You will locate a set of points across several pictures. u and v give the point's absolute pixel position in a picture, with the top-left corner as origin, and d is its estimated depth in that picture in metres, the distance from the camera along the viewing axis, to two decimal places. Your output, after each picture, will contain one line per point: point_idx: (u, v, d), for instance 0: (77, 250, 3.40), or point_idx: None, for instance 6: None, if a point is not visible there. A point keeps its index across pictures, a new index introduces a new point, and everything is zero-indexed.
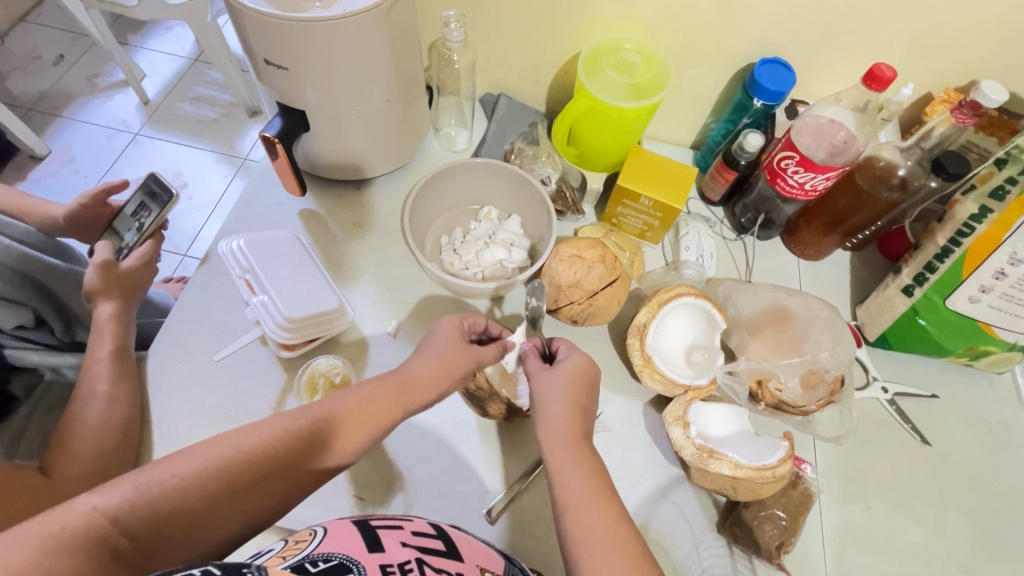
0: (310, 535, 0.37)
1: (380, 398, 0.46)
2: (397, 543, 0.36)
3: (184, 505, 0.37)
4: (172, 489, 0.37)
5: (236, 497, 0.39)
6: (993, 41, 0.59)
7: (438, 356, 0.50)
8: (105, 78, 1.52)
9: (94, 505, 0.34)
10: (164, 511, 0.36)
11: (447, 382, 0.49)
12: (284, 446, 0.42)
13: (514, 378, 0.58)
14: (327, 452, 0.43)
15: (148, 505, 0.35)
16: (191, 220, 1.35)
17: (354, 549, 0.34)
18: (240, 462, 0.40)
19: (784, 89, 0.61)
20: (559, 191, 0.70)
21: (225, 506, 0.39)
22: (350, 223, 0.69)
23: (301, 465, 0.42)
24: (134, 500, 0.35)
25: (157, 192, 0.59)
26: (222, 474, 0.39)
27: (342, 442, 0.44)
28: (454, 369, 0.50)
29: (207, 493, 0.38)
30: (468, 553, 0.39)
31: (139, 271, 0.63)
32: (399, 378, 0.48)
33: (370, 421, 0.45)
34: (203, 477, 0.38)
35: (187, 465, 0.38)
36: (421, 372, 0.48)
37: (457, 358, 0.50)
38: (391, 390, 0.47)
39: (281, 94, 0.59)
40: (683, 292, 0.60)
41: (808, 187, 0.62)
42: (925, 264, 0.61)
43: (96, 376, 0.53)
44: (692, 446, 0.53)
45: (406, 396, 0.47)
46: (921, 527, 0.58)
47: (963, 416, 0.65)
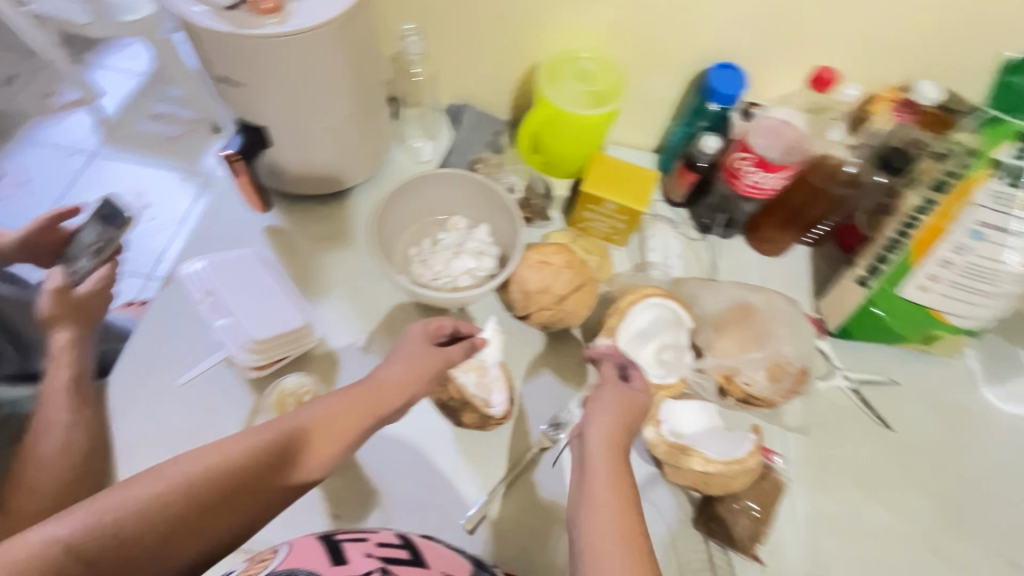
0: (274, 553, 0.37)
1: (349, 408, 0.46)
2: (361, 554, 0.36)
3: (148, 529, 0.36)
4: (136, 513, 0.36)
5: (203, 516, 0.38)
6: (927, 43, 0.62)
7: (406, 363, 0.50)
8: (58, 98, 1.47)
9: (54, 536, 0.33)
10: (128, 535, 0.35)
11: (415, 388, 0.49)
12: (252, 461, 0.41)
13: (490, 386, 0.57)
14: (298, 467, 0.43)
15: (111, 530, 0.34)
16: (156, 241, 1.32)
17: (318, 564, 0.34)
18: (206, 481, 0.39)
19: (736, 93, 0.64)
20: (525, 199, 0.72)
21: (190, 527, 0.38)
22: (317, 238, 0.69)
23: (272, 481, 0.41)
24: (91, 527, 0.34)
25: (112, 215, 0.59)
26: (188, 494, 0.38)
27: (314, 456, 0.44)
28: (421, 374, 0.50)
29: (172, 515, 0.37)
30: (436, 560, 0.39)
31: (96, 297, 0.59)
32: (366, 388, 0.47)
33: (341, 431, 0.45)
34: (169, 498, 0.37)
35: (150, 487, 0.37)
36: (388, 379, 0.48)
37: (425, 362, 0.50)
38: (359, 399, 0.46)
39: (240, 111, 0.58)
40: (650, 292, 0.62)
41: (763, 186, 0.64)
42: (878, 256, 0.63)
43: (54, 405, 0.52)
44: (664, 445, 0.54)
45: (375, 405, 0.47)
46: (886, 509, 0.60)
47: (922, 399, 0.67)
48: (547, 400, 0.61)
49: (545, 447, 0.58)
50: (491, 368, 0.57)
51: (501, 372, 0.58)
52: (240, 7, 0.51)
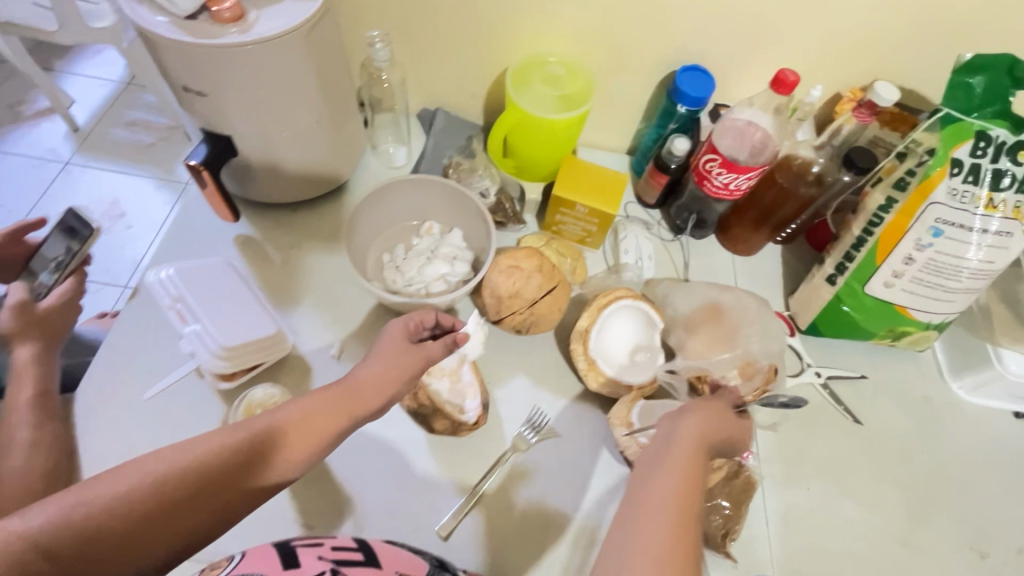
0: (227, 561, 0.38)
1: (326, 407, 0.45)
2: (314, 556, 0.37)
3: (110, 526, 0.36)
4: (99, 509, 0.36)
5: (171, 514, 0.38)
6: (886, 44, 0.63)
7: (384, 361, 0.49)
8: (28, 106, 1.44)
9: (12, 529, 0.33)
10: (90, 530, 0.35)
11: (393, 388, 0.48)
12: (222, 460, 0.40)
13: (464, 391, 0.58)
14: (270, 468, 0.42)
15: (75, 524, 0.35)
16: (131, 249, 1.30)
17: (269, 569, 0.35)
18: (172, 480, 0.38)
19: (705, 95, 0.65)
20: (498, 203, 0.71)
21: (159, 524, 0.37)
22: (288, 247, 0.68)
23: (242, 482, 0.41)
24: (57, 522, 0.34)
25: (76, 227, 0.57)
26: (153, 492, 0.37)
27: (288, 457, 0.43)
28: (398, 373, 0.49)
29: (137, 512, 0.37)
30: (389, 561, 0.40)
31: (62, 310, 0.59)
32: (343, 388, 0.46)
33: (317, 431, 0.44)
34: (132, 495, 0.37)
35: (119, 483, 0.37)
36: (366, 379, 0.48)
37: (403, 360, 0.50)
38: (337, 399, 0.46)
39: (205, 121, 0.58)
40: (621, 295, 0.62)
41: (732, 187, 0.65)
42: (844, 254, 0.64)
43: (13, 423, 0.50)
44: (635, 446, 0.56)
45: (350, 406, 0.46)
46: (857, 503, 0.61)
47: (890, 393, 0.68)
48: (521, 404, 0.62)
49: (521, 450, 0.58)
50: (466, 373, 0.58)
51: (475, 378, 0.58)
52: (199, 16, 0.50)
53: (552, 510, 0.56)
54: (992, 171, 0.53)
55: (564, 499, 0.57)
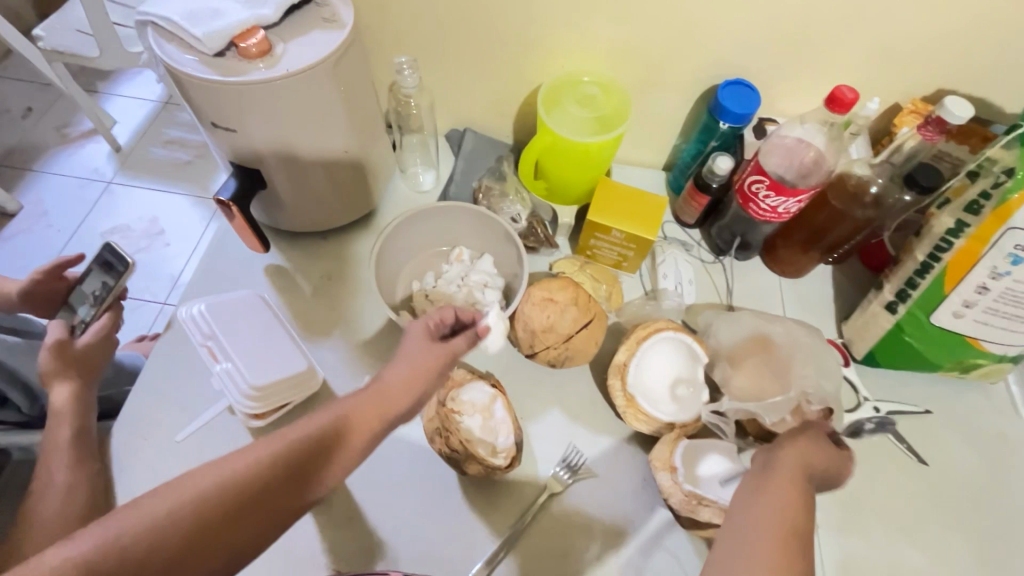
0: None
1: (356, 408, 0.42)
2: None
3: (158, 546, 0.33)
4: (147, 530, 0.33)
5: (217, 529, 0.35)
6: (951, 52, 0.58)
7: (410, 362, 0.45)
8: (74, 128, 1.50)
9: (62, 556, 0.31)
10: (140, 551, 0.32)
11: (423, 385, 0.45)
12: (266, 472, 0.37)
13: (495, 429, 0.55)
14: (311, 475, 0.39)
15: (122, 547, 0.32)
16: (170, 266, 1.33)
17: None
18: (219, 494, 0.35)
19: (749, 111, 0.61)
20: (530, 227, 0.69)
21: (207, 541, 0.34)
22: (318, 276, 0.68)
23: (291, 494, 0.38)
24: (104, 547, 0.31)
25: (113, 262, 0.58)
26: (201, 508, 0.35)
27: (334, 465, 0.40)
28: (427, 370, 0.45)
29: (183, 529, 0.34)
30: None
31: (100, 346, 0.60)
32: (373, 390, 0.44)
33: (359, 437, 0.41)
34: (180, 512, 0.34)
35: (161, 503, 0.34)
36: (393, 379, 0.44)
37: (429, 356, 0.46)
38: (366, 400, 0.43)
39: (234, 154, 0.57)
40: (662, 326, 0.59)
41: (781, 210, 0.61)
42: (907, 281, 0.59)
43: (52, 464, 0.51)
44: (680, 493, 0.51)
45: (384, 410, 0.43)
46: (924, 554, 0.56)
47: (958, 429, 0.63)
48: (556, 440, 0.59)
49: (556, 490, 0.56)
50: (497, 412, 0.56)
51: (509, 415, 0.55)
52: (228, 53, 0.50)
53: (591, 556, 0.53)
54: None
55: (603, 544, 0.54)
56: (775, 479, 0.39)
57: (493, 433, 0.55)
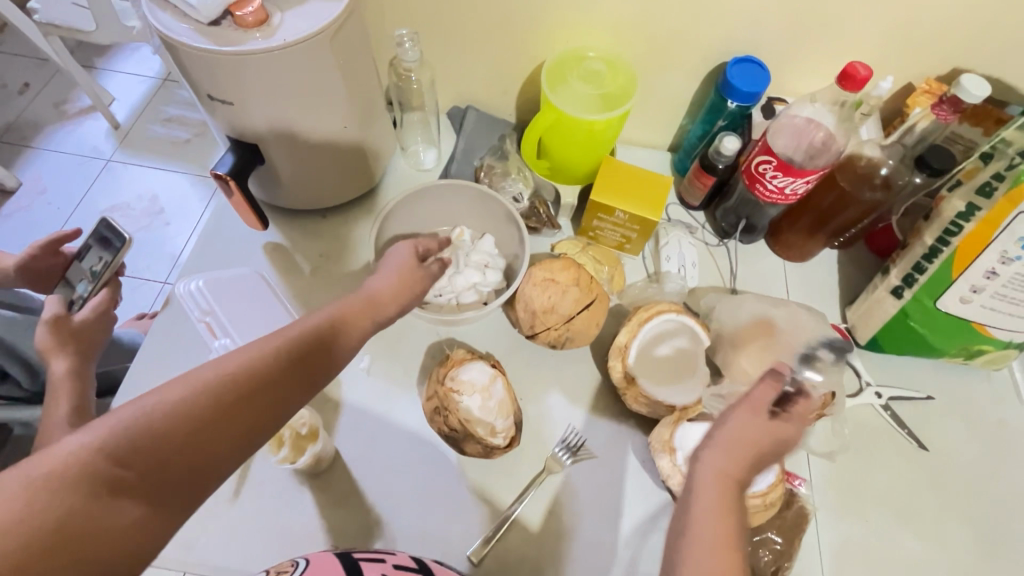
0: (292, 566, 0.41)
1: (346, 310, 0.42)
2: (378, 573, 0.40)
3: (177, 428, 0.32)
4: (159, 415, 0.32)
5: (228, 414, 0.34)
6: (970, 30, 0.56)
7: (395, 273, 0.46)
8: (72, 105, 1.48)
9: (79, 444, 0.30)
10: (154, 434, 0.31)
11: (408, 297, 0.46)
12: (269, 361, 0.36)
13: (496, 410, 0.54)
14: (312, 364, 0.38)
15: (137, 432, 0.31)
16: (170, 245, 1.32)
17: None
18: (226, 382, 0.34)
19: (758, 90, 0.59)
20: (532, 207, 0.68)
21: (219, 423, 0.34)
22: (316, 254, 0.67)
23: (300, 381, 0.37)
24: (121, 431, 0.31)
25: (109, 238, 0.57)
26: (211, 395, 0.34)
27: (336, 356, 0.40)
28: (414, 285, 0.46)
29: (197, 412, 0.33)
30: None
31: (95, 323, 0.59)
32: (361, 297, 0.44)
33: (355, 331, 0.42)
34: (191, 399, 0.33)
35: (170, 392, 0.33)
36: (381, 289, 0.44)
37: (415, 275, 0.47)
38: (356, 303, 0.43)
39: (230, 128, 0.56)
40: (664, 308, 0.59)
41: (788, 191, 0.60)
42: (914, 265, 0.58)
43: (53, 440, 0.50)
44: (679, 477, 0.52)
45: (370, 312, 0.43)
46: (921, 538, 0.56)
47: (960, 415, 0.63)
48: (556, 422, 0.59)
49: (554, 471, 0.56)
50: (497, 391, 0.55)
51: (507, 395, 0.55)
52: (223, 22, 0.48)
53: (589, 537, 0.54)
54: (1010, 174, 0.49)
55: (601, 525, 0.54)
56: (699, 514, 0.35)
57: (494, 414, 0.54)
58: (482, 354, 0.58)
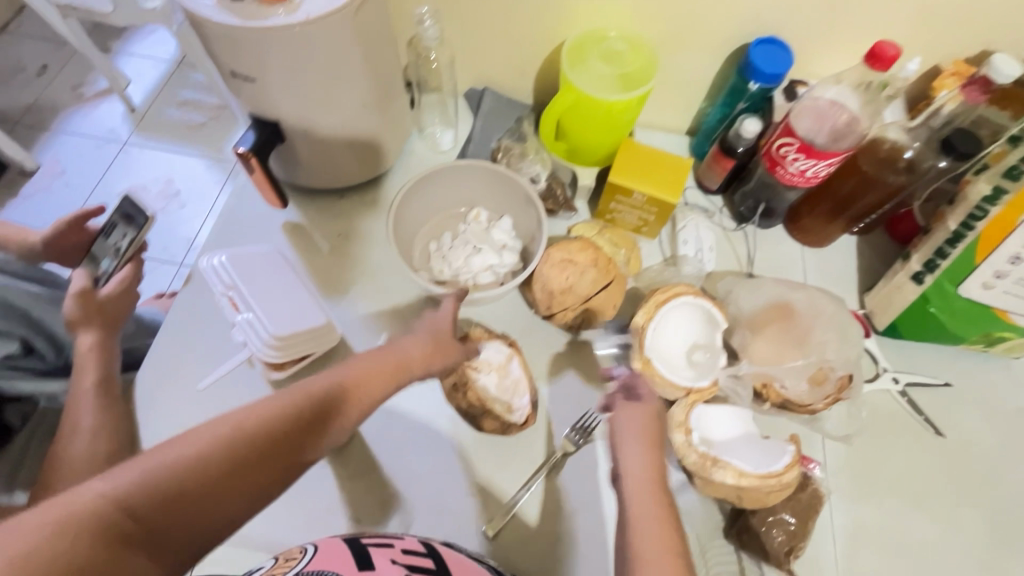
0: (301, 552, 0.39)
1: (375, 370, 0.45)
2: (387, 561, 0.37)
3: (196, 480, 0.34)
4: (181, 466, 0.33)
5: (243, 471, 0.36)
6: (1001, 9, 0.55)
7: (426, 335, 0.50)
8: (89, 87, 1.49)
9: (97, 491, 0.30)
10: (173, 486, 0.33)
11: (438, 360, 0.49)
12: (284, 418, 0.39)
13: (514, 387, 0.55)
14: (325, 425, 0.41)
15: (161, 482, 0.32)
16: (186, 228, 1.34)
17: (344, 566, 0.36)
18: (246, 437, 0.37)
19: (780, 71, 0.58)
20: (549, 189, 0.68)
21: (234, 479, 0.35)
22: (334, 234, 0.67)
23: (311, 442, 0.40)
24: (142, 481, 0.32)
25: (133, 215, 0.58)
26: (231, 450, 0.36)
27: (345, 417, 0.43)
28: (443, 356, 0.50)
29: (215, 467, 0.35)
30: (459, 569, 0.40)
31: (120, 298, 0.60)
32: (390, 356, 0.47)
33: (370, 390, 0.44)
34: (211, 453, 0.35)
35: (192, 443, 0.35)
36: (412, 348, 0.48)
37: (448, 345, 0.50)
38: (385, 361, 0.46)
39: (252, 105, 0.56)
40: (682, 291, 0.59)
41: (809, 174, 0.59)
42: (936, 250, 0.57)
43: (81, 409, 0.52)
44: (695, 455, 0.51)
45: (398, 372, 0.46)
46: (935, 523, 0.56)
47: (978, 404, 0.62)
48: (571, 402, 0.59)
49: (569, 451, 0.56)
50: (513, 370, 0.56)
51: (524, 373, 0.56)
52: None
53: (603, 515, 0.54)
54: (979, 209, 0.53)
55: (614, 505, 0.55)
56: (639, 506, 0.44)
57: (512, 391, 0.55)
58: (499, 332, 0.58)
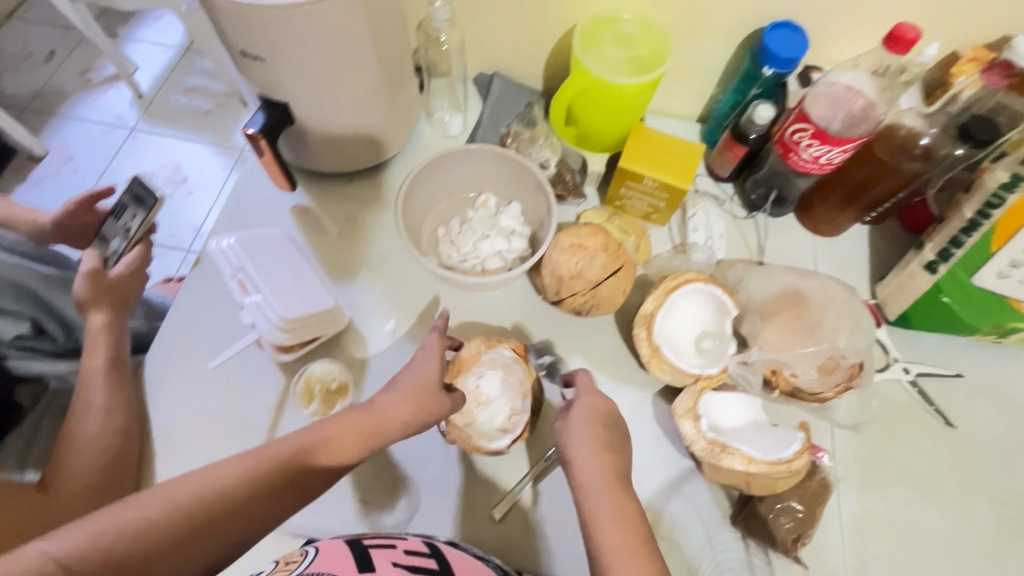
0: (301, 555, 0.41)
1: (348, 434, 0.45)
2: (388, 563, 0.39)
3: (142, 546, 0.36)
4: (131, 530, 0.35)
5: (188, 540, 0.37)
6: None
7: (408, 396, 0.47)
8: (96, 73, 1.49)
9: (44, 551, 0.33)
10: (119, 553, 0.35)
11: (417, 422, 0.47)
12: (247, 484, 0.40)
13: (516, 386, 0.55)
14: (289, 490, 0.42)
15: (108, 546, 0.34)
16: (193, 215, 1.34)
17: (343, 567, 0.38)
18: (201, 501, 0.38)
19: (796, 56, 0.57)
20: (559, 174, 0.67)
21: (181, 547, 0.37)
22: (343, 218, 0.67)
23: (268, 508, 0.41)
24: (88, 544, 0.34)
25: (142, 195, 0.58)
26: (183, 516, 0.37)
27: (309, 479, 0.43)
28: (427, 409, 0.47)
29: (163, 535, 0.36)
30: (459, 568, 0.42)
31: (130, 278, 0.62)
32: (368, 418, 0.46)
33: (339, 453, 0.44)
34: (162, 518, 0.37)
35: (145, 508, 0.37)
36: (390, 412, 0.46)
37: (433, 397, 0.48)
38: (361, 427, 0.45)
39: (261, 86, 0.56)
40: (692, 278, 0.58)
41: (823, 160, 0.58)
42: (950, 239, 0.56)
43: (91, 388, 0.53)
44: (703, 441, 0.51)
45: (375, 434, 0.46)
46: (944, 514, 0.56)
47: (989, 396, 0.61)
48: None
49: None
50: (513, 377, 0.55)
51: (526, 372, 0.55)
52: None
53: None
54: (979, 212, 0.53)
55: None
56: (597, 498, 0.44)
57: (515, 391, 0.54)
58: (498, 341, 0.56)
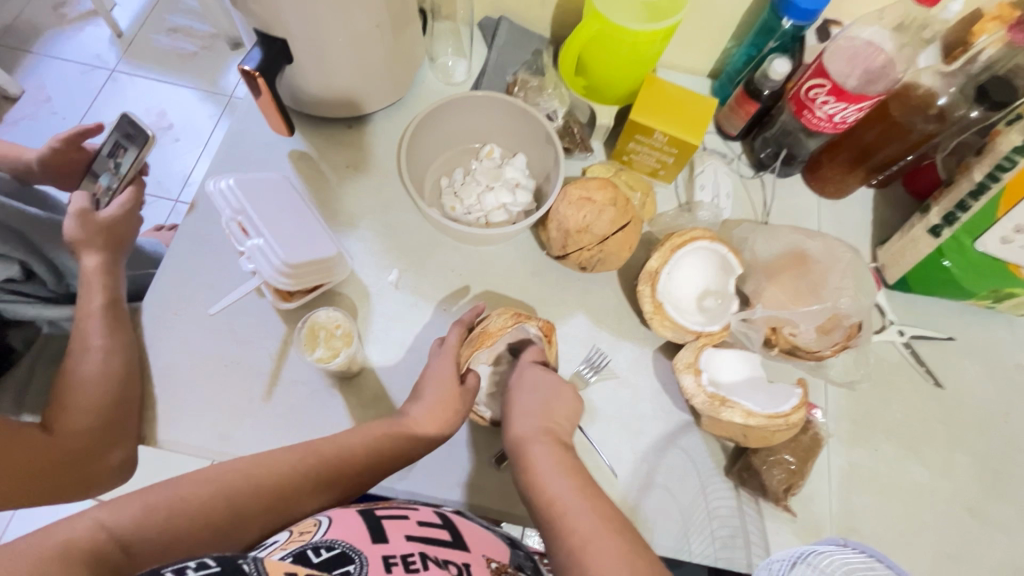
0: (314, 525, 0.41)
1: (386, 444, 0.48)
2: (402, 536, 0.40)
3: (193, 524, 0.41)
4: (183, 510, 0.41)
5: (235, 525, 0.42)
6: None
7: (437, 401, 0.49)
8: (72, 8, 1.40)
9: (98, 520, 0.38)
10: (171, 526, 0.40)
11: (450, 425, 0.49)
12: (290, 476, 0.45)
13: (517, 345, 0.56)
14: (335, 485, 0.46)
15: (156, 521, 0.40)
16: (181, 162, 1.29)
17: (359, 539, 0.38)
18: (247, 486, 0.43)
19: (816, 7, 0.55)
20: (565, 126, 0.65)
21: (230, 529, 0.42)
22: (342, 165, 0.65)
23: (309, 497, 0.45)
24: (139, 518, 0.40)
25: (133, 133, 0.56)
26: (229, 500, 0.43)
27: (349, 478, 0.47)
28: (449, 409, 0.49)
29: (212, 517, 0.42)
30: (471, 540, 0.43)
31: (124, 219, 0.60)
32: (396, 428, 0.49)
33: (380, 458, 0.47)
34: (212, 501, 0.42)
35: (194, 489, 0.42)
36: (418, 417, 0.49)
37: (454, 396, 0.50)
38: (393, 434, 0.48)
39: (259, 21, 0.52)
40: (698, 236, 0.57)
41: (837, 119, 0.57)
42: (957, 203, 0.56)
43: (89, 330, 0.52)
44: (703, 395, 0.52)
45: (411, 439, 0.49)
46: (929, 469, 0.58)
47: (979, 358, 0.63)
48: (580, 342, 0.60)
49: (580, 385, 0.57)
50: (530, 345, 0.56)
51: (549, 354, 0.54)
52: None
53: (608, 450, 0.55)
54: (987, 177, 0.53)
55: (620, 442, 0.56)
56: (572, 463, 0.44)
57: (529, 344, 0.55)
58: (527, 318, 0.52)
